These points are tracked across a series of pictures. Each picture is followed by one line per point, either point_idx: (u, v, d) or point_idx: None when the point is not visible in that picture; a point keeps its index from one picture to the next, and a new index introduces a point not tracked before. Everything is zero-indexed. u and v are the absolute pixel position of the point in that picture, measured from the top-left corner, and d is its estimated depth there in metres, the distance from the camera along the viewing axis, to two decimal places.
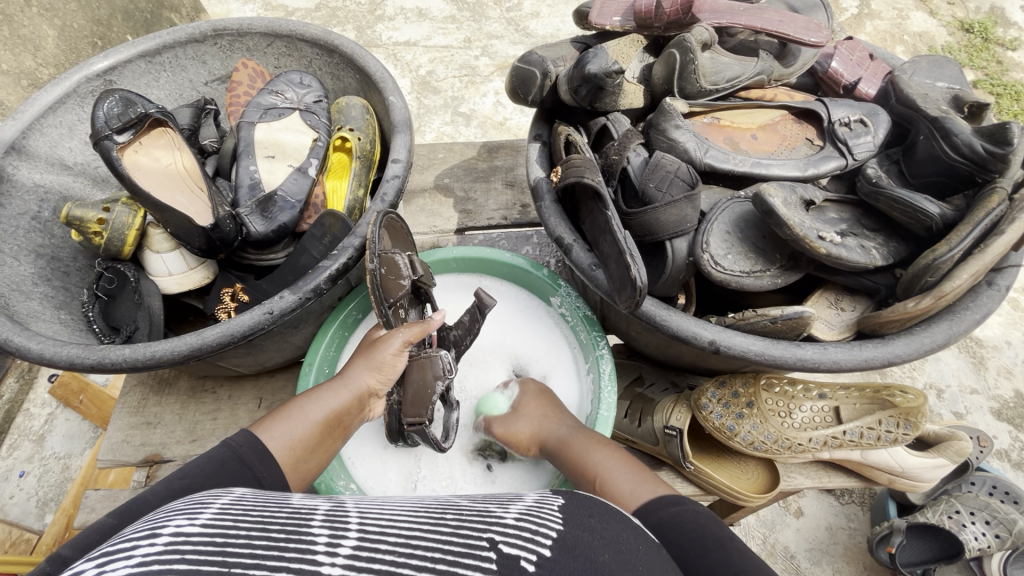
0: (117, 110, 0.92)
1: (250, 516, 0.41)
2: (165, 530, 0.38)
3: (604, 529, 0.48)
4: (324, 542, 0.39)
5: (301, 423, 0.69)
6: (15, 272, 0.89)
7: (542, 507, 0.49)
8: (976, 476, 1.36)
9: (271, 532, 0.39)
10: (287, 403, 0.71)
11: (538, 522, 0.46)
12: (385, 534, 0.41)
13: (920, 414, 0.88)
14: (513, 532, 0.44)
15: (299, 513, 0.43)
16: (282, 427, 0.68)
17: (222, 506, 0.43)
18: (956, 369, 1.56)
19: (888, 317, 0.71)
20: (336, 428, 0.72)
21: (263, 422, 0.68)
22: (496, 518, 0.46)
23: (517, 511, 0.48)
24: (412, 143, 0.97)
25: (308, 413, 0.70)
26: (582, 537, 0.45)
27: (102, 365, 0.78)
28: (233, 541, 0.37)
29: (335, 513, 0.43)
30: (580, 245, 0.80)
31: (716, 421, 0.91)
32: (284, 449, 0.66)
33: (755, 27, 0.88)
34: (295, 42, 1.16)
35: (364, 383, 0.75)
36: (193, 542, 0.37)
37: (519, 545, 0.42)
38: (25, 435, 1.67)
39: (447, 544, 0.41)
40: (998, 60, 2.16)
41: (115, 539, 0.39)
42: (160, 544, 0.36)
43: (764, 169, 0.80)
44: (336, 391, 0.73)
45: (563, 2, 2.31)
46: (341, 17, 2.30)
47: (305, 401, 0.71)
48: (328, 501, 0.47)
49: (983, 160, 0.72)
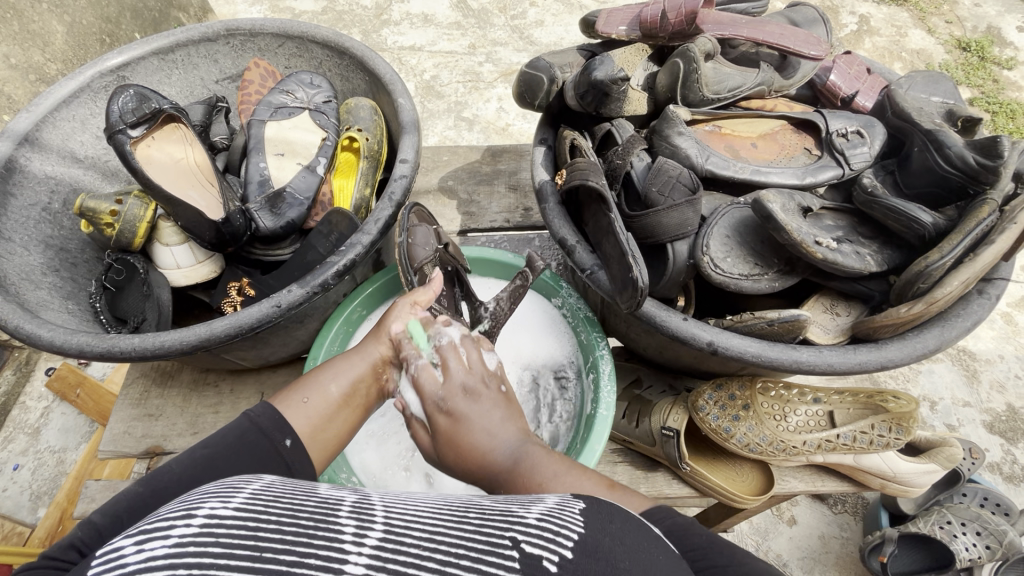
0: (132, 105, 0.95)
1: (279, 503, 0.42)
2: (200, 510, 0.39)
3: (629, 535, 0.44)
4: (350, 532, 0.39)
5: (318, 396, 0.65)
6: (25, 261, 0.91)
7: (564, 509, 0.45)
8: (968, 487, 1.37)
9: (300, 519, 0.39)
10: (306, 373, 0.67)
11: (560, 524, 0.43)
12: (409, 529, 0.41)
13: (912, 418, 0.89)
14: (535, 531, 0.41)
15: (327, 503, 0.42)
16: (300, 398, 0.64)
17: (254, 491, 0.43)
18: (949, 382, 1.58)
19: (882, 321, 0.73)
20: (360, 400, 0.67)
21: (283, 394, 0.65)
22: (518, 517, 0.44)
23: (538, 512, 0.45)
24: (420, 144, 0.99)
25: (326, 387, 0.65)
26: (605, 543, 0.42)
27: (111, 354, 0.79)
28: (264, 526, 0.38)
29: (361, 505, 0.43)
30: (583, 247, 0.82)
31: (712, 423, 0.93)
32: (304, 420, 0.63)
33: (756, 39, 0.91)
34: (306, 43, 1.18)
35: (378, 352, 0.69)
36: (225, 525, 0.38)
37: (541, 546, 0.40)
38: (21, 428, 1.68)
39: (471, 542, 0.40)
40: (994, 78, 2.20)
41: (152, 517, 0.41)
42: (194, 525, 0.37)
43: (764, 177, 0.82)
44: (353, 361, 0.68)
45: (567, 12, 2.34)
46: (347, 21, 2.33)
47: (322, 372, 0.67)
48: (354, 493, 0.46)
49: (974, 171, 0.75)
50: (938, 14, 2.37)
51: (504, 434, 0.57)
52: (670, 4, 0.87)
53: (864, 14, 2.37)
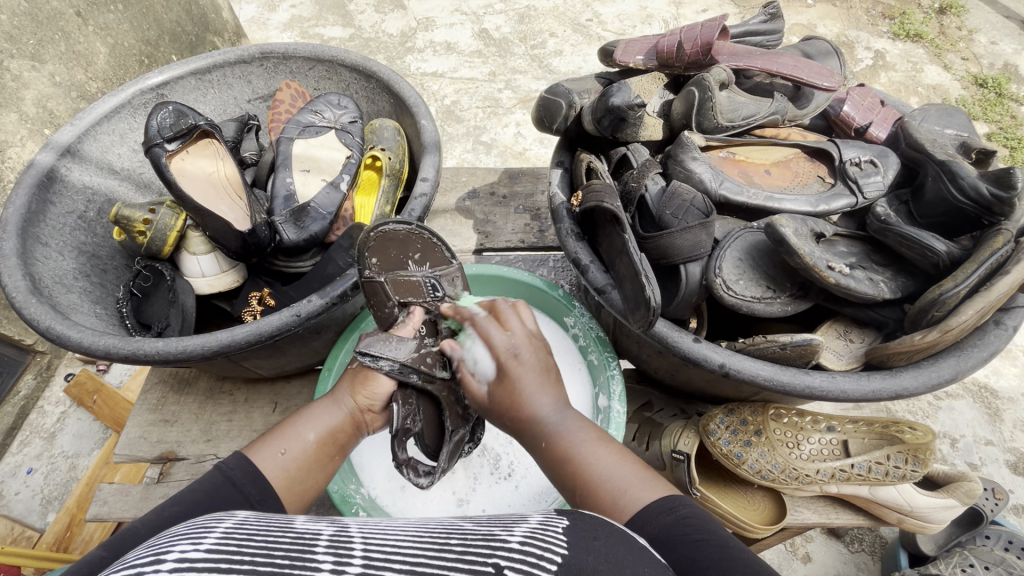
0: (170, 121, 0.99)
1: (253, 542, 0.41)
2: (169, 555, 0.38)
3: (610, 551, 0.45)
4: (328, 568, 0.39)
5: (294, 443, 0.67)
6: (59, 266, 0.95)
7: (546, 530, 0.47)
8: (991, 529, 1.32)
9: (276, 558, 0.39)
10: (282, 422, 0.70)
11: (543, 547, 0.44)
12: (391, 560, 0.41)
13: (929, 450, 0.87)
14: (518, 556, 0.42)
15: (305, 538, 0.43)
16: (274, 447, 0.66)
17: (227, 530, 0.44)
18: (971, 419, 1.55)
19: (897, 348, 0.73)
20: (334, 445, 0.70)
21: (257, 443, 0.67)
22: (501, 542, 0.45)
23: (521, 534, 0.46)
24: (440, 164, 1.02)
25: (302, 434, 0.68)
26: (587, 562, 0.44)
27: (136, 356, 0.81)
28: (238, 565, 0.38)
29: (339, 537, 0.44)
30: (597, 267, 0.84)
31: (723, 447, 0.92)
32: (279, 473, 0.64)
33: (771, 70, 0.94)
34: (335, 67, 1.23)
35: (352, 398, 0.73)
36: (198, 568, 0.37)
37: (524, 572, 0.41)
38: (36, 433, 1.71)
39: (452, 571, 0.41)
40: (1012, 114, 2.19)
41: (119, 563, 0.40)
42: (164, 570, 0.36)
43: (777, 204, 0.84)
44: (330, 407, 0.72)
45: (586, 42, 2.41)
46: (373, 47, 2.43)
47: (299, 421, 0.70)
48: (331, 525, 0.47)
49: (988, 203, 0.75)
50: (954, 50, 2.40)
51: (551, 400, 0.63)
52: (686, 36, 0.89)
53: (880, 49, 2.40)
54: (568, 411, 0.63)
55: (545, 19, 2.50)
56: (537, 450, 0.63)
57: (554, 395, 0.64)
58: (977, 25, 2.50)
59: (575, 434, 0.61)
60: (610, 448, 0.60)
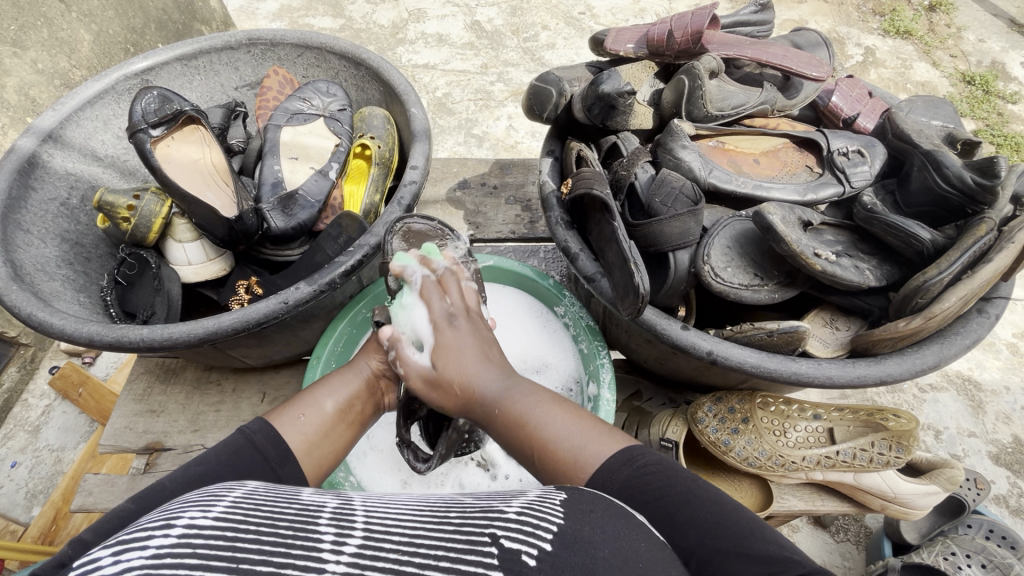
0: (155, 106, 0.98)
1: (259, 512, 0.41)
2: (179, 520, 0.38)
3: (608, 524, 0.45)
4: (330, 540, 0.39)
5: (313, 411, 0.69)
6: (41, 253, 0.93)
7: (544, 501, 0.47)
8: (973, 518, 1.34)
9: (279, 528, 0.39)
10: (299, 393, 0.71)
11: (540, 517, 0.44)
12: (389, 532, 0.41)
13: (912, 437, 0.88)
14: (514, 526, 0.43)
15: (308, 510, 0.43)
16: (294, 414, 0.67)
17: (235, 499, 0.43)
18: (954, 411, 1.57)
19: (882, 335, 0.73)
20: (350, 414, 0.72)
21: (277, 411, 0.68)
22: (498, 513, 0.45)
23: (518, 505, 0.46)
24: (430, 152, 1.01)
25: (321, 403, 0.70)
26: (583, 533, 0.43)
27: (119, 344, 0.80)
28: (242, 536, 0.38)
29: (342, 510, 0.44)
30: (586, 254, 0.84)
31: (711, 435, 0.93)
32: (297, 437, 0.65)
33: (761, 59, 0.94)
34: (324, 54, 1.22)
35: (369, 368, 0.77)
36: (203, 536, 0.37)
37: (520, 540, 0.42)
38: (21, 426, 1.68)
39: (449, 542, 0.41)
40: (998, 112, 2.22)
41: (130, 527, 0.39)
42: (173, 535, 0.36)
43: (765, 192, 0.85)
44: (346, 378, 0.75)
45: (579, 35, 2.40)
46: (364, 38, 2.40)
47: (318, 391, 0.72)
48: (336, 497, 0.47)
49: (973, 191, 0.76)
50: (943, 48, 2.42)
51: (491, 371, 0.63)
52: (676, 24, 0.89)
53: (870, 45, 2.42)
54: (513, 378, 0.64)
55: (538, 13, 2.49)
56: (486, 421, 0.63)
57: (493, 364, 0.64)
58: (965, 22, 2.53)
59: (523, 398, 0.61)
60: (560, 408, 0.61)
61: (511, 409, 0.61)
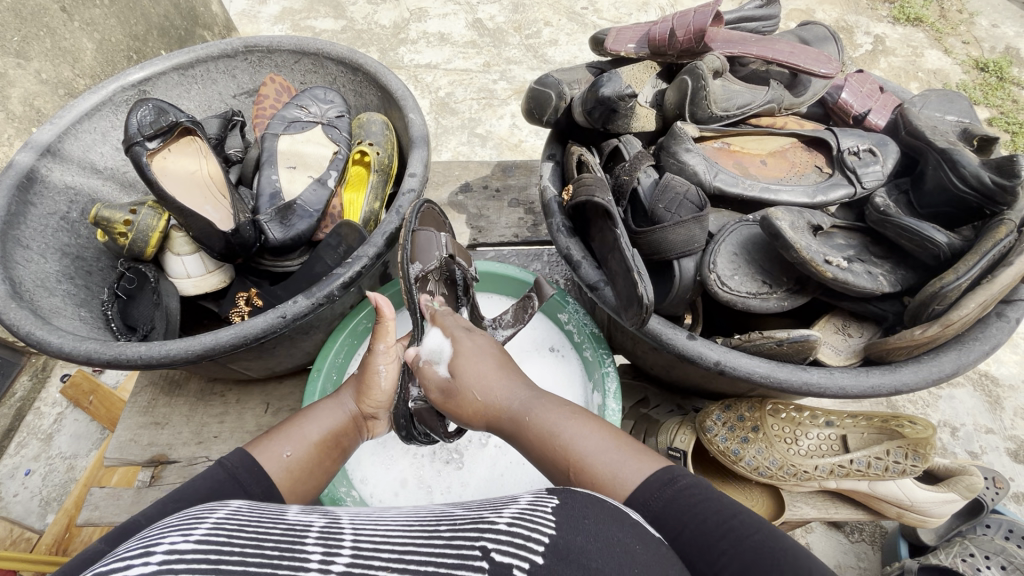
0: (150, 118, 0.96)
1: (245, 532, 0.40)
2: (158, 547, 0.36)
3: (601, 531, 0.43)
4: (317, 559, 0.38)
5: (298, 443, 0.67)
6: (41, 269, 0.93)
7: (536, 509, 0.45)
8: (992, 518, 1.30)
9: (265, 549, 0.38)
10: (285, 422, 0.70)
11: (531, 526, 0.42)
12: (379, 550, 0.40)
13: (929, 444, 0.85)
14: (506, 538, 0.41)
15: (294, 530, 0.41)
16: (280, 444, 0.66)
17: (217, 521, 0.42)
18: (972, 408, 1.53)
19: (897, 343, 0.71)
20: (336, 445, 0.71)
21: (261, 440, 0.65)
22: (489, 524, 0.43)
23: (509, 514, 0.44)
24: (428, 159, 0.99)
25: (307, 432, 0.69)
26: (575, 542, 0.41)
27: (118, 361, 0.79)
28: (227, 557, 0.37)
29: (329, 528, 0.42)
30: (589, 262, 0.82)
31: (721, 444, 0.90)
32: (284, 471, 0.64)
33: (766, 57, 0.91)
34: (321, 60, 1.20)
35: (354, 405, 0.75)
36: (186, 561, 0.36)
37: (511, 554, 0.40)
38: (33, 434, 1.69)
39: (439, 557, 0.40)
40: (1014, 98, 2.16)
41: (108, 557, 0.38)
42: (152, 563, 0.35)
43: (773, 195, 0.82)
44: (331, 409, 0.73)
45: (581, 31, 2.36)
46: (366, 39, 2.38)
47: (303, 421, 0.70)
48: (324, 516, 0.45)
49: (991, 191, 0.73)
50: (955, 34, 2.36)
51: (512, 386, 0.65)
52: (679, 22, 0.87)
53: (880, 34, 2.36)
54: (539, 397, 0.63)
55: (539, 8, 2.46)
56: (510, 431, 0.63)
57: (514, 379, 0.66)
58: (978, 8, 2.46)
59: (546, 412, 0.61)
60: (594, 424, 0.60)
61: (533, 426, 0.61)
